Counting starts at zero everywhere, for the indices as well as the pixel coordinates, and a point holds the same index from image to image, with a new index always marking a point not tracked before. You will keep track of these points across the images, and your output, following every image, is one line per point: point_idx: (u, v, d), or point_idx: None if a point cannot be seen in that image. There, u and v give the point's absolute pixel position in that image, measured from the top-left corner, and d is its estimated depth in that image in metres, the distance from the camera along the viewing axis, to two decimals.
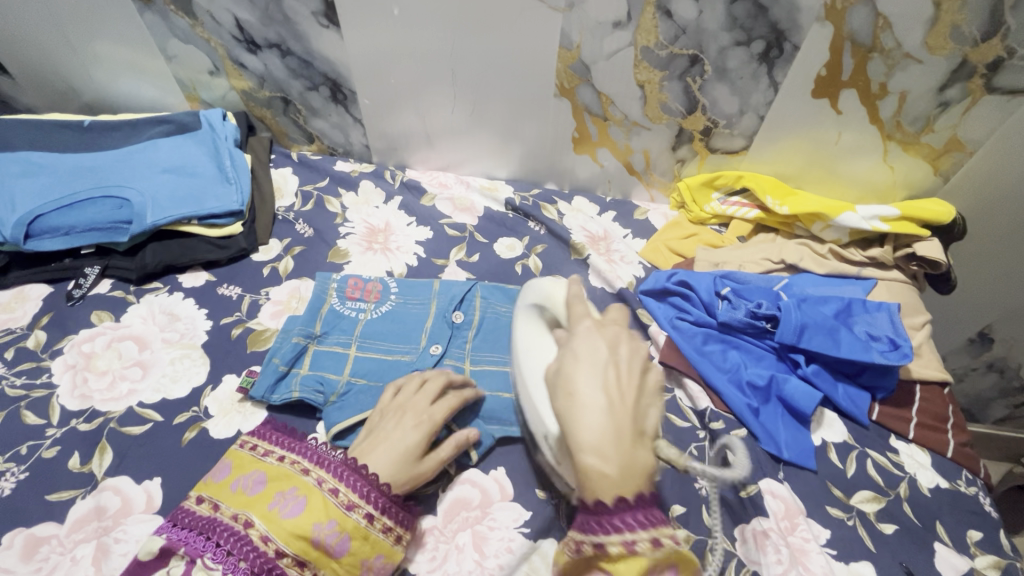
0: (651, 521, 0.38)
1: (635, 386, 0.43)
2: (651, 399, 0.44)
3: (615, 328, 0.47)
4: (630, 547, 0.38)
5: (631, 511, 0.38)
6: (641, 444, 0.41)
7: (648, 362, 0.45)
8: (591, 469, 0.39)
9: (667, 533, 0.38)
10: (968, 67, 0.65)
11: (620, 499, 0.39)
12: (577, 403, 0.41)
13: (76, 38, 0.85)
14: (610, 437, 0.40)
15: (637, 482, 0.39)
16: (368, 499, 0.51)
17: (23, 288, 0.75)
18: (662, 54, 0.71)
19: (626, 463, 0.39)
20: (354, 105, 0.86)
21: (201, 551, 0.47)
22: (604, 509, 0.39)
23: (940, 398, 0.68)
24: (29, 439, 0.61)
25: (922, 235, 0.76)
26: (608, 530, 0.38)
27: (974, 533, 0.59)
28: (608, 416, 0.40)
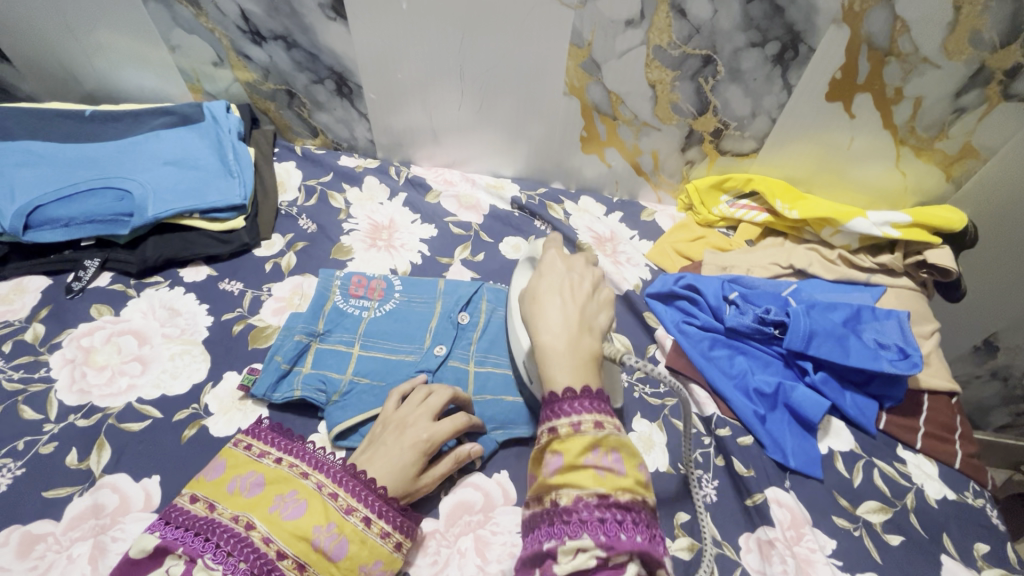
0: (594, 406, 0.44)
1: (585, 291, 0.50)
2: (602, 305, 0.51)
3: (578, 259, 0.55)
4: (575, 426, 0.43)
5: (581, 399, 0.44)
6: (588, 333, 0.48)
7: (597, 282, 0.53)
8: (545, 345, 0.47)
9: (609, 420, 0.44)
10: (986, 73, 0.63)
11: (567, 387, 0.45)
12: (540, 305, 0.49)
13: (78, 26, 0.84)
14: (562, 324, 0.47)
15: (582, 370, 0.46)
16: (366, 503, 0.51)
17: (21, 280, 0.74)
18: (675, 54, 0.70)
19: (573, 343, 0.47)
20: (360, 99, 0.85)
21: (199, 551, 0.45)
22: (555, 398, 0.45)
23: (947, 408, 0.67)
24: (26, 434, 0.60)
25: (933, 242, 0.75)
26: (557, 415, 0.44)
27: (981, 546, 0.59)
28: (561, 311, 0.48)
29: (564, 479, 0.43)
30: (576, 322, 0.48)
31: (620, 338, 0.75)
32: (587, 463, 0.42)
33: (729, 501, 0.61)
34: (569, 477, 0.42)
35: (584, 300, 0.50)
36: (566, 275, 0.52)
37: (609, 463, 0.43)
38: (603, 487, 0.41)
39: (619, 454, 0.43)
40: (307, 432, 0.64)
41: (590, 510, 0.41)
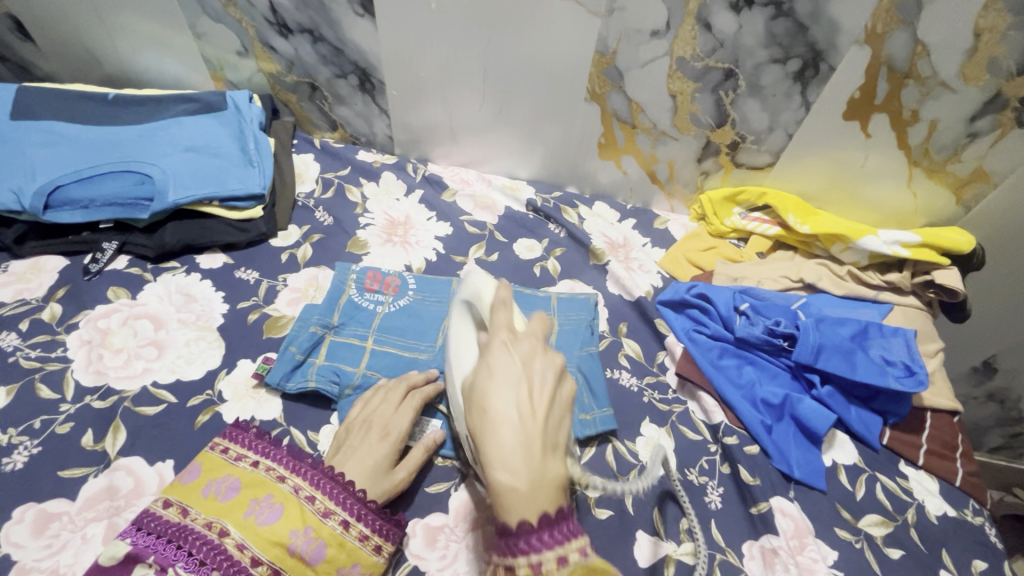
0: (561, 539, 0.36)
1: (548, 394, 0.40)
2: (563, 409, 0.41)
3: (528, 345, 0.44)
4: (536, 568, 0.35)
5: (543, 531, 0.36)
6: (554, 454, 0.39)
7: (560, 374, 0.42)
8: (505, 486, 0.37)
9: (575, 547, 0.36)
10: (1001, 100, 0.64)
11: (523, 521, 0.36)
12: (496, 419, 0.39)
13: (104, 9, 0.84)
14: (522, 450, 0.37)
15: (549, 498, 0.37)
16: (343, 506, 0.51)
17: (39, 260, 0.75)
18: (697, 66, 0.71)
19: (537, 478, 0.37)
20: (381, 95, 0.86)
21: (171, 559, 0.45)
22: (512, 532, 0.37)
23: (949, 426, 0.69)
24: (42, 413, 0.61)
25: (942, 263, 0.75)
26: (514, 553, 0.36)
27: (979, 562, 0.60)
28: (520, 429, 0.38)
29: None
30: (538, 445, 0.38)
31: (630, 343, 0.76)
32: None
33: (733, 509, 0.62)
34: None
35: (545, 412, 0.39)
36: (518, 370, 0.41)
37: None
38: None
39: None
40: (319, 423, 0.64)
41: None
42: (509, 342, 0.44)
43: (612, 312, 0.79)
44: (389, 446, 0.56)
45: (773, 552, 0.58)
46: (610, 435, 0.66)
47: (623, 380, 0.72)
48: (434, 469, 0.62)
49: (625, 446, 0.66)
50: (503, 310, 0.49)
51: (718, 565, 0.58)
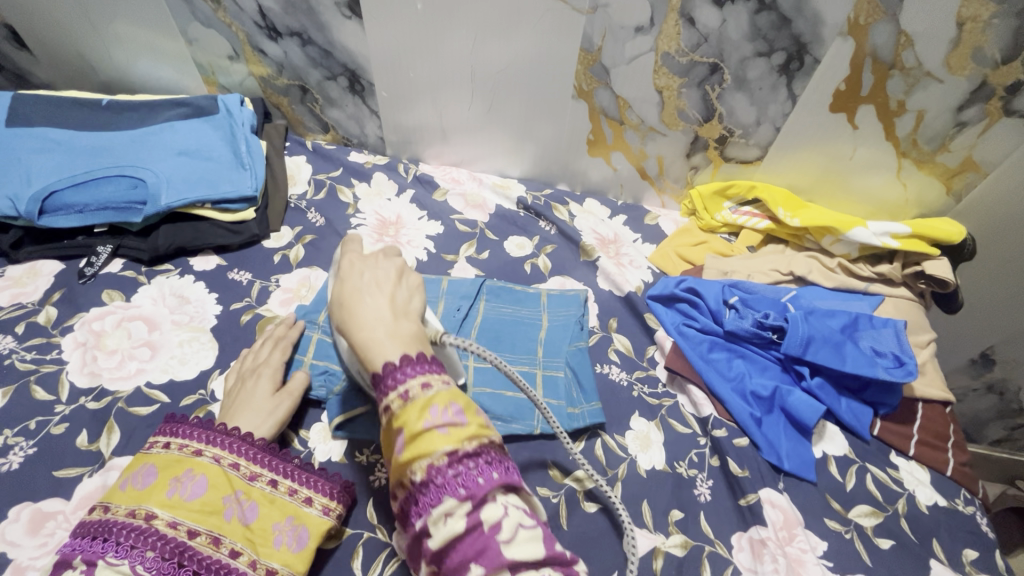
0: (424, 370, 0.41)
1: (392, 279, 0.46)
2: (413, 288, 0.48)
3: (372, 252, 0.50)
4: (405, 396, 0.40)
5: (410, 364, 0.41)
6: (404, 317, 0.44)
7: (405, 267, 0.49)
8: (365, 343, 0.42)
9: (438, 377, 0.41)
10: (987, 89, 0.64)
11: (389, 364, 0.41)
12: (353, 299, 0.44)
13: (96, 17, 0.85)
14: (375, 316, 0.43)
15: (405, 343, 0.42)
16: (269, 468, 0.55)
17: (35, 264, 0.76)
18: (683, 61, 0.71)
19: (392, 331, 0.43)
20: (372, 97, 0.86)
21: (98, 554, 0.44)
22: (381, 374, 0.41)
23: (941, 417, 0.68)
24: (38, 414, 0.62)
25: (931, 253, 0.75)
26: (385, 391, 0.40)
27: (970, 552, 0.60)
28: (374, 301, 0.44)
29: (413, 451, 0.39)
30: (388, 312, 0.44)
31: (620, 338, 0.76)
32: (427, 425, 0.39)
33: (722, 501, 0.62)
34: (417, 447, 0.39)
35: (392, 289, 0.46)
36: (363, 267, 0.47)
37: (451, 416, 0.40)
38: (451, 443, 0.39)
39: (460, 406, 0.40)
40: (310, 420, 0.64)
41: (442, 472, 0.38)
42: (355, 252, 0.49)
43: (603, 308, 0.79)
44: (267, 381, 0.62)
45: (762, 544, 0.58)
46: (599, 429, 0.67)
47: (612, 375, 0.72)
48: None
49: (615, 440, 0.66)
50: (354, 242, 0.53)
51: (706, 557, 0.58)
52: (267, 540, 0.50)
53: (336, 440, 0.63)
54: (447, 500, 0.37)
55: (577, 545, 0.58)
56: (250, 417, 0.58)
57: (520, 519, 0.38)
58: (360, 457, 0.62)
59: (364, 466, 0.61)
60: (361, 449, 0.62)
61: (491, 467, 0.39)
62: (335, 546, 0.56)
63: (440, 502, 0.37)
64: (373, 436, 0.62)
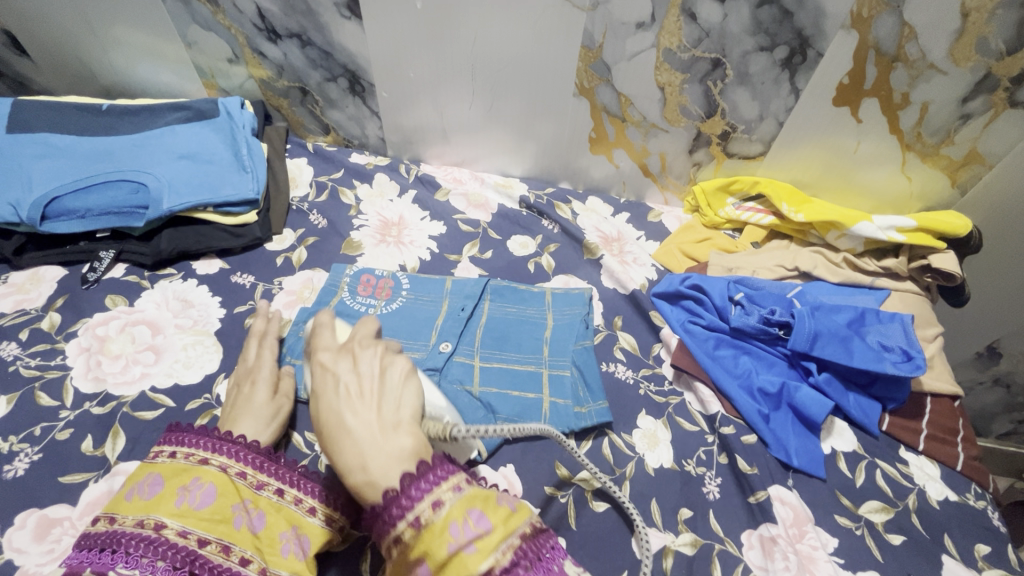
0: (434, 481, 0.38)
1: (376, 385, 0.42)
2: (402, 386, 0.43)
3: (346, 356, 0.45)
4: (416, 523, 0.36)
5: (415, 481, 0.37)
6: (395, 431, 0.40)
7: (385, 360, 0.45)
8: (361, 483, 0.38)
9: (449, 485, 0.38)
10: (992, 80, 0.64)
11: (390, 490, 0.38)
12: (335, 425, 0.40)
13: (95, 22, 0.85)
14: (367, 446, 0.39)
15: (403, 460, 0.39)
16: (275, 476, 0.54)
17: (38, 270, 0.76)
18: (684, 57, 0.71)
19: (387, 453, 0.39)
20: (372, 97, 0.86)
21: (109, 565, 0.45)
22: (387, 502, 0.37)
23: (950, 411, 0.68)
24: (43, 420, 0.62)
25: (937, 246, 0.75)
26: (394, 522, 0.37)
27: (983, 547, 0.59)
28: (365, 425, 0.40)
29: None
30: (377, 428, 0.40)
31: (625, 337, 0.76)
32: (453, 548, 0.35)
33: (731, 499, 0.62)
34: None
35: (378, 397, 0.42)
36: (341, 374, 0.44)
37: (474, 528, 0.36)
38: (483, 558, 0.34)
39: (479, 511, 0.37)
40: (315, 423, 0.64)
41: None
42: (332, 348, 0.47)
43: (607, 306, 0.79)
44: (262, 383, 0.62)
45: (773, 541, 0.58)
46: (606, 428, 0.66)
47: (618, 373, 0.72)
48: None
49: (622, 439, 0.65)
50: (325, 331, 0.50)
51: (716, 555, 0.57)
52: (275, 549, 0.49)
53: None
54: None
55: (585, 544, 0.58)
56: (245, 421, 0.58)
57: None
58: None
59: None
60: None
61: (530, 574, 0.36)
62: (345, 549, 0.56)
63: None
64: None
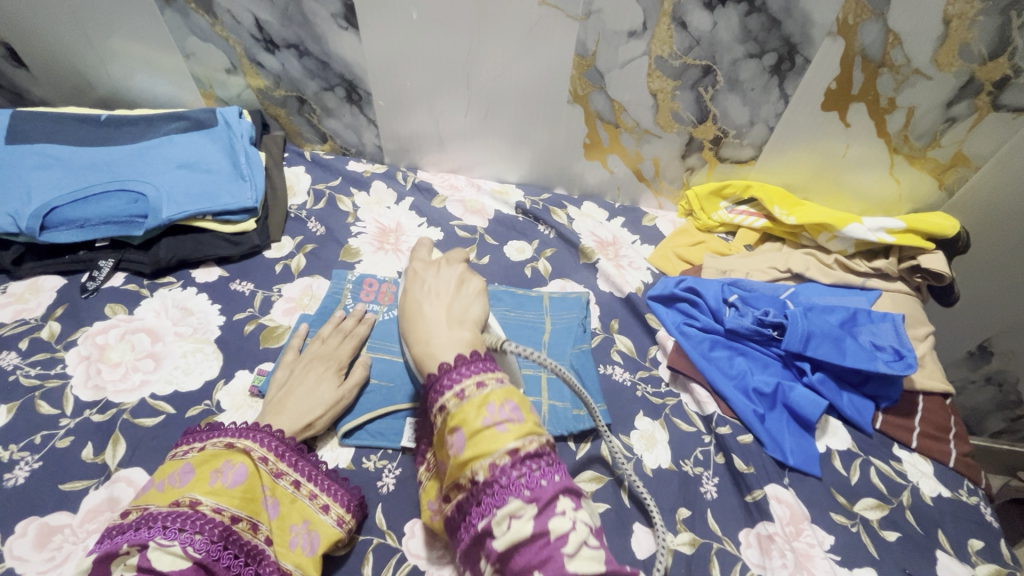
0: (478, 369, 0.44)
1: (451, 291, 0.51)
2: (471, 298, 0.52)
3: (433, 265, 0.54)
4: (460, 395, 0.42)
5: (460, 367, 0.44)
6: (458, 325, 0.48)
7: (463, 277, 0.53)
8: (422, 355, 0.46)
9: (491, 376, 0.43)
10: (975, 84, 0.66)
11: (449, 362, 0.44)
12: (414, 310, 0.49)
13: (94, 34, 0.85)
14: (435, 324, 0.48)
15: (466, 344, 0.46)
16: (296, 468, 0.56)
17: (37, 280, 0.76)
18: (676, 64, 0.72)
19: (448, 337, 0.47)
20: (368, 106, 0.87)
21: (147, 537, 0.44)
22: (438, 376, 0.44)
23: (942, 409, 0.69)
24: (43, 429, 0.62)
25: (927, 247, 0.76)
26: (441, 390, 0.43)
27: (976, 542, 0.60)
28: (438, 321, 0.48)
29: (474, 450, 0.41)
30: (445, 319, 0.48)
31: (622, 340, 0.77)
32: (487, 422, 0.41)
33: (729, 498, 0.63)
34: (478, 446, 0.41)
35: (449, 299, 0.50)
36: (426, 278, 0.52)
37: (507, 413, 0.41)
38: (509, 440, 0.40)
39: (515, 404, 0.42)
40: None
41: (506, 473, 0.39)
42: (422, 257, 0.56)
43: (603, 310, 0.80)
44: (331, 376, 0.64)
45: (770, 539, 0.59)
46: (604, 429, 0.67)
47: (615, 376, 0.72)
48: None
49: (620, 440, 0.66)
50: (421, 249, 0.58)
51: (715, 554, 0.58)
52: (284, 541, 0.52)
53: (343, 447, 0.63)
54: (512, 501, 0.39)
55: None
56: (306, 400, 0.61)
57: (587, 537, 0.38)
58: (366, 464, 0.63)
59: (371, 472, 0.62)
60: (367, 456, 0.63)
61: (552, 468, 0.41)
62: (346, 553, 0.56)
63: (505, 503, 0.39)
64: (380, 442, 0.63)
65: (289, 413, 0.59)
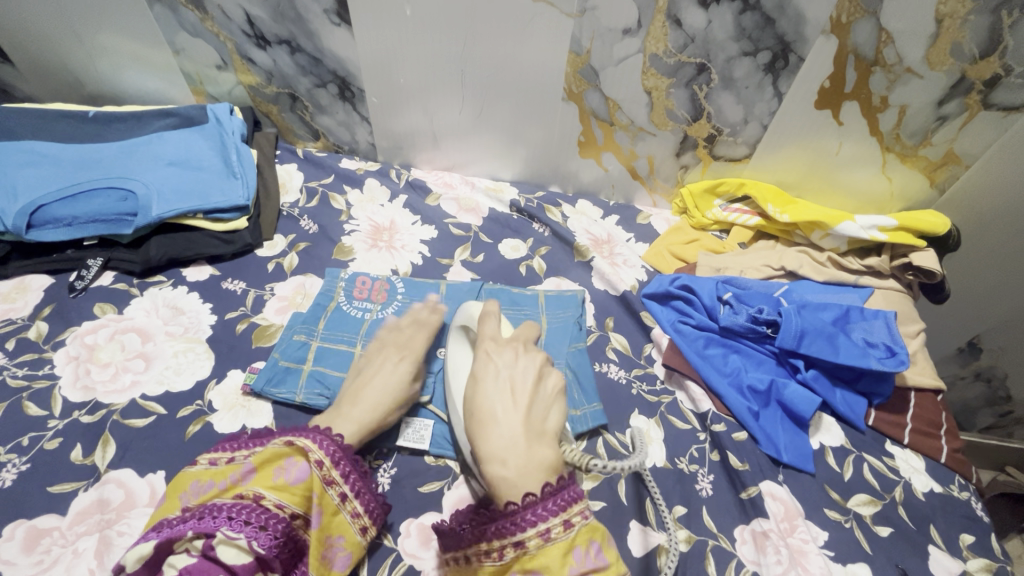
0: (563, 505, 0.41)
1: (529, 389, 0.50)
2: (549, 402, 0.50)
3: (509, 349, 0.55)
4: (543, 535, 0.40)
5: (540, 503, 0.41)
6: (540, 442, 0.46)
7: (542, 370, 0.53)
8: (497, 476, 0.44)
9: (577, 511, 0.41)
10: (967, 83, 0.66)
11: (529, 494, 0.42)
12: (487, 414, 0.47)
13: (82, 28, 0.84)
14: (510, 446, 0.45)
15: (545, 471, 0.44)
16: (347, 479, 0.53)
17: (24, 279, 0.75)
18: (670, 62, 0.72)
19: (527, 460, 0.44)
20: (361, 103, 0.87)
21: (215, 528, 0.46)
22: (515, 511, 0.41)
23: (933, 405, 0.70)
24: (31, 430, 0.61)
25: (918, 245, 0.77)
26: (521, 527, 0.41)
27: (967, 537, 0.61)
28: (519, 425, 0.46)
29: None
30: (523, 429, 0.46)
31: (617, 337, 0.77)
32: (572, 573, 0.39)
33: (724, 495, 0.63)
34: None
35: (530, 398, 0.49)
36: (498, 369, 0.52)
37: (593, 560, 0.40)
38: None
39: (598, 545, 0.41)
40: None
41: None
42: (491, 331, 0.60)
43: (598, 308, 0.80)
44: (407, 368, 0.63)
45: (764, 536, 0.59)
46: (600, 428, 0.67)
47: (611, 374, 0.72)
48: (426, 469, 0.62)
49: (616, 438, 0.66)
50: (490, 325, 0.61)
51: (711, 551, 0.58)
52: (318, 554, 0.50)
53: None
54: None
55: None
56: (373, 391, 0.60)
57: None
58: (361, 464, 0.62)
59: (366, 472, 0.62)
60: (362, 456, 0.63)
61: None
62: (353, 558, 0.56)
63: None
64: (376, 441, 0.63)
65: (364, 404, 0.59)
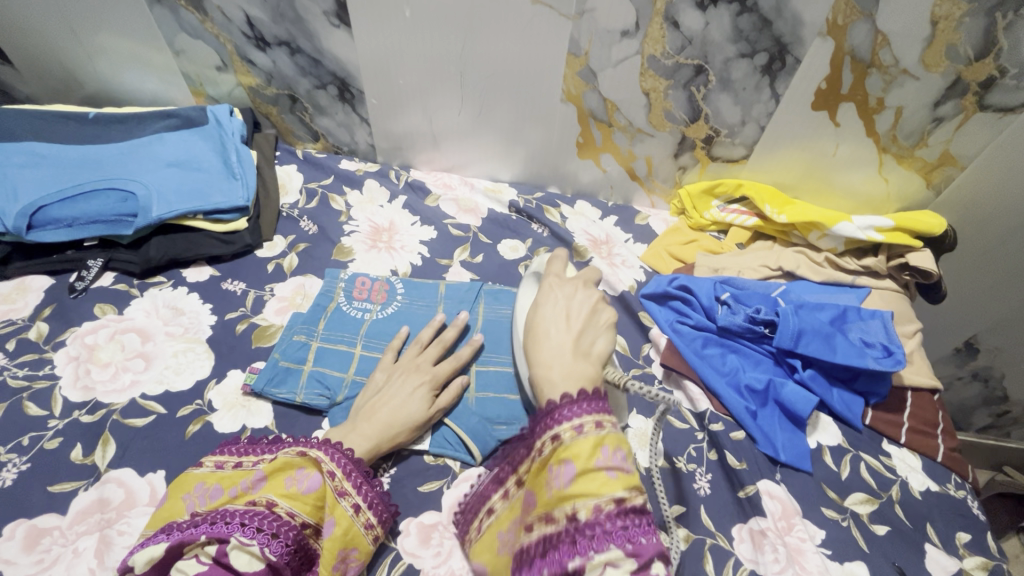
0: (595, 408, 0.43)
1: (584, 316, 0.49)
2: (601, 329, 0.50)
3: (572, 284, 0.53)
4: (577, 429, 0.42)
5: (575, 402, 0.43)
6: (584, 359, 0.47)
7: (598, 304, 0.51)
8: (541, 378, 0.46)
9: (608, 419, 0.43)
10: (962, 85, 0.67)
11: (566, 394, 0.44)
12: (540, 330, 0.48)
13: (81, 29, 0.84)
14: (559, 357, 0.46)
15: (584, 379, 0.45)
16: (359, 491, 0.54)
17: (24, 280, 0.75)
18: (668, 63, 0.73)
19: (567, 371, 0.46)
20: (361, 104, 0.87)
21: (228, 532, 0.47)
22: (554, 405, 0.44)
23: (930, 404, 0.70)
24: (31, 430, 0.61)
25: (914, 246, 0.78)
26: (559, 421, 0.43)
27: (963, 535, 0.61)
28: (565, 347, 0.47)
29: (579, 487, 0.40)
30: (570, 349, 0.47)
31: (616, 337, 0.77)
32: (598, 465, 0.40)
33: (722, 493, 0.63)
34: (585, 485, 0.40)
35: (580, 328, 0.48)
36: (562, 296, 0.51)
37: (619, 460, 0.41)
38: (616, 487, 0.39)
39: (625, 452, 0.41)
40: (311, 428, 0.65)
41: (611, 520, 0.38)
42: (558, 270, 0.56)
43: None
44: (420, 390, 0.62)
45: (762, 534, 0.59)
46: None
47: None
48: (426, 469, 0.63)
49: None
50: (558, 261, 0.57)
51: (709, 550, 0.58)
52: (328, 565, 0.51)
53: None
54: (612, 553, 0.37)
55: None
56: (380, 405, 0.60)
57: None
58: None
59: None
60: None
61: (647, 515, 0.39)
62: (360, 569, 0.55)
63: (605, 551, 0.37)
64: None
65: (378, 423, 0.59)
